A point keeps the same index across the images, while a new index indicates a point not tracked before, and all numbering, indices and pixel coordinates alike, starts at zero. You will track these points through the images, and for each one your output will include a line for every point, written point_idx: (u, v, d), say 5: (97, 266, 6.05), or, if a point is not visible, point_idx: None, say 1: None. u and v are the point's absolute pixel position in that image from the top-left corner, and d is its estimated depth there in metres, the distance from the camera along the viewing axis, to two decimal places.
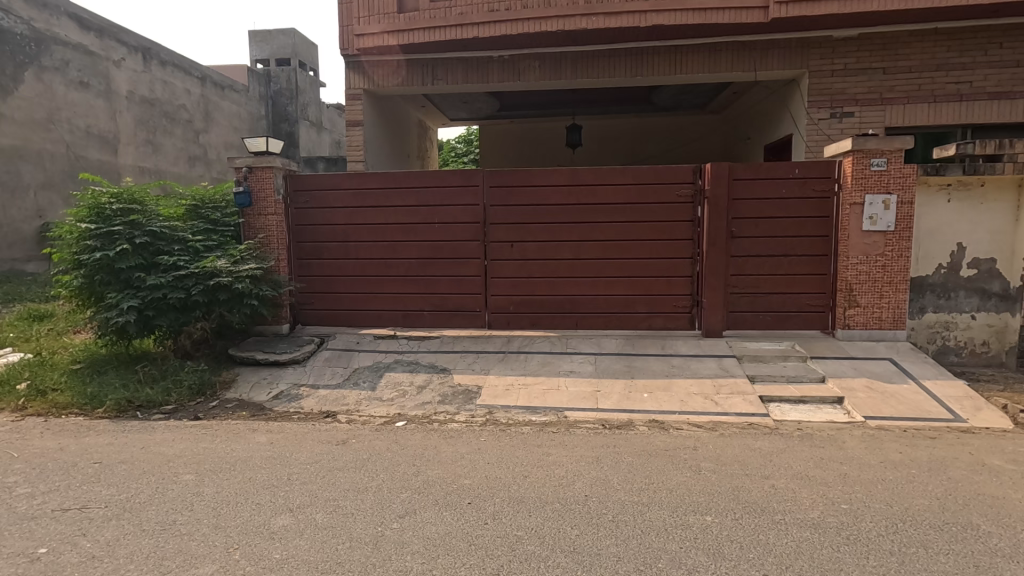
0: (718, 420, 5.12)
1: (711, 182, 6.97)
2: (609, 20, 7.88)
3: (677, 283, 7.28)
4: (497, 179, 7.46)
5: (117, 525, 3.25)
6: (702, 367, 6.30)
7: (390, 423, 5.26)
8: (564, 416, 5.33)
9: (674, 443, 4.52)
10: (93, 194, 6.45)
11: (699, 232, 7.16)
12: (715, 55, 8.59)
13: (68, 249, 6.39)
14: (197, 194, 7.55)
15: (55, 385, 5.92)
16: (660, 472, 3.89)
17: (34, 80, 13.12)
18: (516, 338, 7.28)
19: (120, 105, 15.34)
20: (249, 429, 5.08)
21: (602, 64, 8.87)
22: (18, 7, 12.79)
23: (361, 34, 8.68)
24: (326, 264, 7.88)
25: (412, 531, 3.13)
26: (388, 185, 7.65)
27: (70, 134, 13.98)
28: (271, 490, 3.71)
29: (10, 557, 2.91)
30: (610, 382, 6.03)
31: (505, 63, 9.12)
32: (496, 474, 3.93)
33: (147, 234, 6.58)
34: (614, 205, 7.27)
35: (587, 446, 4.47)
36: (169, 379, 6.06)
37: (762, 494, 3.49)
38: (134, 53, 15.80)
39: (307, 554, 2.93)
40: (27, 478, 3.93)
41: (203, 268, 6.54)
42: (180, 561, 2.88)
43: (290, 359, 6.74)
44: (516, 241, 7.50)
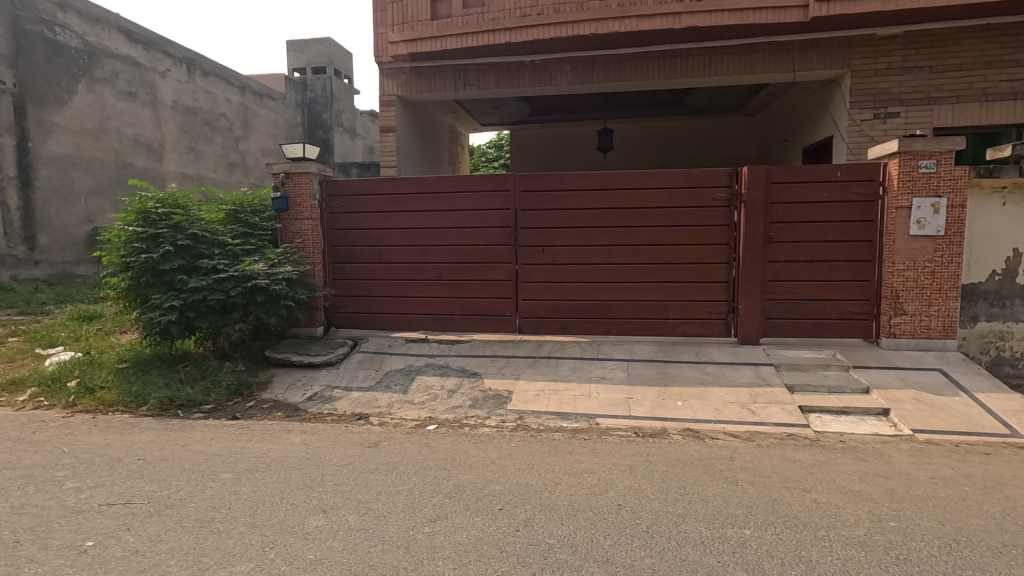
0: (755, 430, 4.97)
1: (747, 185, 6.81)
2: (642, 22, 7.80)
3: (711, 289, 7.12)
4: (529, 184, 7.45)
5: (159, 521, 3.34)
6: (737, 375, 6.14)
7: (421, 427, 5.28)
8: (596, 422, 5.27)
9: (709, 453, 4.41)
10: (140, 200, 6.69)
11: (735, 237, 7.00)
12: (751, 56, 8.41)
13: (116, 252, 6.63)
14: (237, 199, 7.72)
15: (102, 383, 6.15)
16: (695, 483, 3.79)
17: (88, 92, 13.83)
18: (546, 343, 7.24)
19: (165, 114, 15.99)
20: (284, 429, 5.18)
21: (634, 67, 8.79)
22: (73, 23, 13.52)
23: (395, 41, 8.82)
24: (359, 268, 7.99)
25: (443, 537, 3.12)
26: (421, 189, 7.73)
27: (119, 143, 14.63)
28: (305, 491, 3.77)
29: (60, 549, 3.03)
30: (643, 390, 5.93)
31: (536, 67, 9.12)
32: (527, 480, 3.91)
33: (189, 237, 6.80)
34: (646, 210, 7.18)
35: (619, 454, 4.40)
36: (209, 378, 6.24)
37: (803, 509, 3.35)
38: (179, 64, 16.47)
39: (340, 555, 2.95)
40: (76, 472, 4.10)
41: (241, 270, 6.70)
42: (218, 558, 2.94)
43: (324, 360, 6.87)
44: (547, 246, 7.47)
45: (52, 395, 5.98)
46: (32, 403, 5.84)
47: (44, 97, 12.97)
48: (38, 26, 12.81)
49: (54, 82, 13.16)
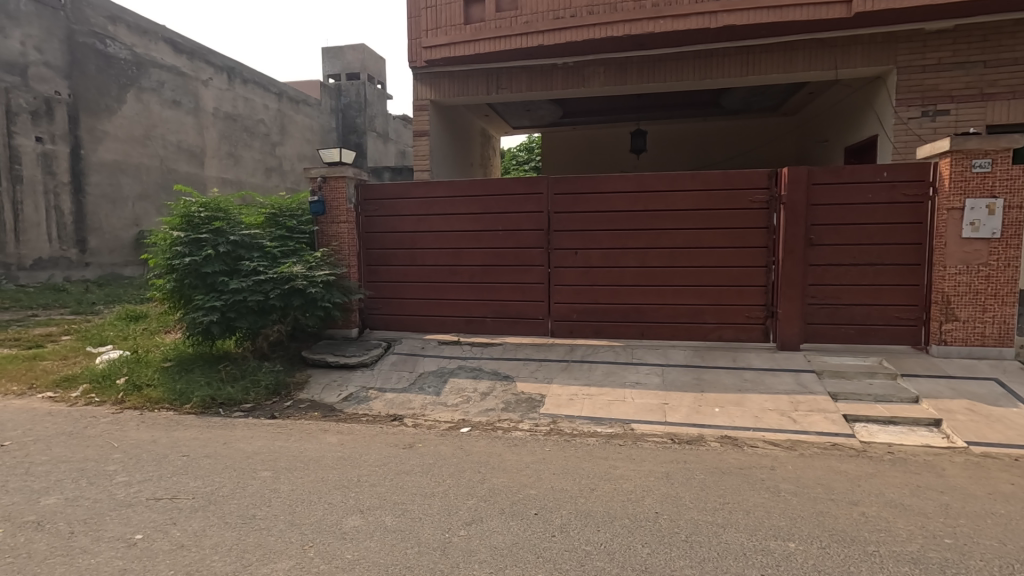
0: (797, 439, 4.82)
1: (788, 186, 6.63)
2: (677, 22, 7.70)
3: (750, 293, 6.95)
4: (562, 186, 7.43)
5: (203, 516, 3.44)
6: (777, 382, 5.96)
7: (454, 429, 5.30)
8: (630, 428, 5.20)
9: (750, 461, 4.29)
10: (184, 204, 6.93)
11: (774, 240, 6.82)
12: (791, 54, 8.20)
13: (161, 255, 6.87)
14: (276, 203, 7.87)
15: (149, 380, 6.38)
16: (735, 492, 3.70)
17: (135, 101, 15.50)
18: (579, 347, 7.18)
19: (206, 121, 17.71)
20: (321, 429, 5.27)
21: (668, 68, 8.67)
22: (122, 36, 15.24)
23: (429, 46, 8.93)
24: (393, 271, 8.10)
25: (479, 540, 3.12)
26: (453, 192, 7.79)
27: (163, 150, 16.31)
28: (342, 491, 3.82)
29: (111, 540, 3.15)
30: (678, 396, 5.82)
31: (569, 69, 9.08)
32: (562, 485, 3.87)
33: (230, 241, 6.98)
34: (682, 212, 7.06)
35: (656, 460, 4.33)
36: (248, 378, 6.40)
37: (850, 522, 3.23)
38: (220, 72, 18.15)
39: (377, 556, 2.98)
40: (125, 466, 4.26)
41: (280, 273, 6.87)
42: (260, 555, 3.00)
43: (358, 362, 6.97)
44: (580, 249, 7.43)
45: (102, 392, 6.23)
46: (84, 400, 6.09)
47: (96, 106, 14.67)
48: (90, 39, 14.50)
49: (105, 92, 14.86)
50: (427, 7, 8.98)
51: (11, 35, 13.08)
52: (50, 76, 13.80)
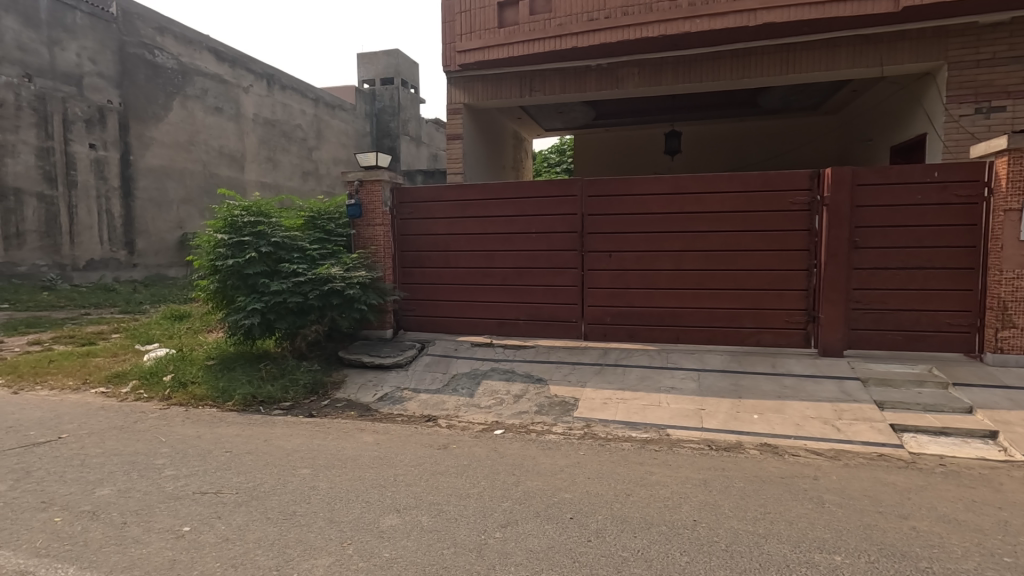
0: (841, 448, 4.67)
1: (831, 188, 6.43)
2: (714, 21, 7.57)
3: (790, 298, 6.77)
4: (596, 188, 7.39)
5: (246, 511, 3.53)
6: (819, 389, 5.78)
7: (488, 431, 5.32)
8: (666, 433, 5.13)
9: (791, 470, 4.18)
10: (228, 208, 7.15)
11: (816, 243, 6.63)
12: (834, 51, 7.95)
13: (206, 256, 7.12)
14: (314, 206, 8.04)
15: (193, 378, 6.61)
16: (776, 502, 3.60)
17: (180, 108, 16.47)
18: (613, 351, 7.11)
19: (246, 127, 18.68)
20: (358, 429, 5.35)
21: (704, 67, 8.53)
22: (169, 46, 16.24)
23: (463, 50, 9.02)
24: (427, 273, 8.19)
25: (515, 543, 3.12)
26: (487, 195, 7.84)
27: (206, 154, 17.32)
28: (378, 490, 3.87)
29: (161, 532, 3.26)
30: (715, 401, 5.71)
31: (603, 71, 9.01)
32: (598, 489, 3.84)
33: (271, 243, 7.15)
34: (720, 214, 6.93)
35: (693, 467, 4.25)
36: (287, 377, 6.57)
37: (901, 537, 3.11)
38: (260, 79, 19.16)
39: (414, 555, 3.00)
40: (173, 460, 4.42)
41: (319, 274, 7.04)
42: (300, 550, 3.07)
43: (393, 362, 7.06)
44: (614, 251, 7.37)
45: (150, 388, 6.49)
46: (134, 395, 6.35)
47: (144, 114, 15.64)
48: (140, 50, 15.52)
49: (153, 100, 15.83)
50: (462, 11, 9.06)
51: (68, 47, 14.04)
52: (103, 85, 14.75)
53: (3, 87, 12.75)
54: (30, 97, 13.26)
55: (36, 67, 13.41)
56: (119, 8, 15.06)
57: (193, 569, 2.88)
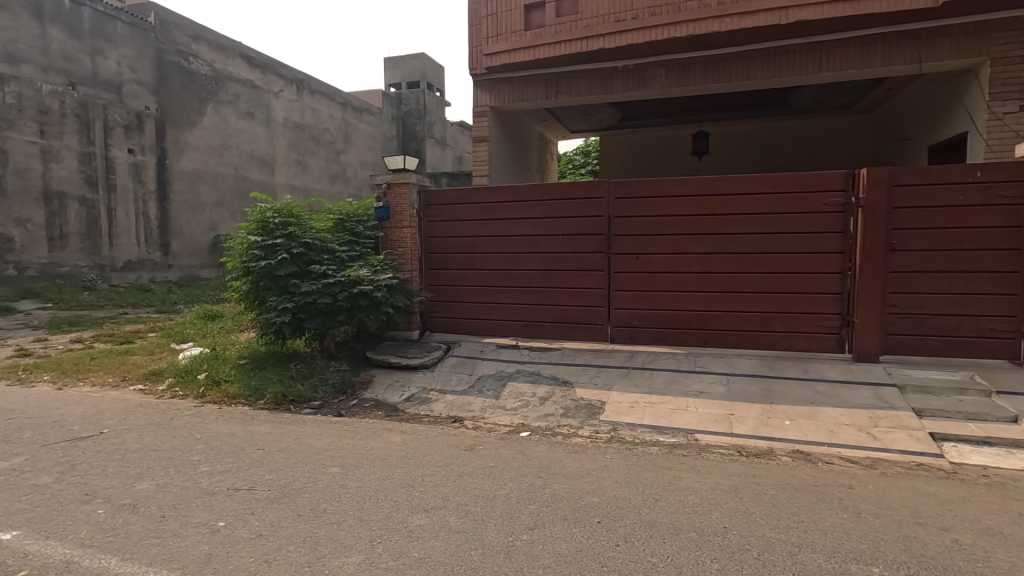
0: (877, 457, 4.54)
1: (867, 189, 6.26)
2: (744, 19, 7.45)
3: (823, 301, 6.62)
4: (623, 190, 7.34)
5: (278, 508, 3.61)
6: (854, 396, 5.63)
7: (514, 433, 5.32)
8: (694, 438, 5.06)
9: (825, 478, 4.08)
10: (260, 210, 7.30)
11: (851, 245, 6.47)
12: (869, 48, 7.76)
13: (239, 258, 7.29)
14: (343, 209, 8.16)
15: (227, 376, 6.77)
16: (810, 510, 3.51)
17: (213, 113, 17.10)
18: (640, 354, 7.04)
19: (277, 131, 19.28)
20: (385, 429, 5.42)
21: (734, 66, 8.40)
22: (204, 53, 16.83)
23: (489, 53, 9.08)
24: (454, 275, 8.25)
25: (543, 545, 3.12)
26: (513, 197, 7.86)
27: (238, 158, 17.97)
28: (407, 490, 3.91)
29: (197, 526, 3.36)
30: (745, 406, 5.61)
31: (630, 72, 8.94)
32: (626, 494, 3.81)
33: (302, 244, 7.29)
34: (750, 215, 6.81)
35: (723, 473, 4.19)
36: (317, 377, 6.69)
37: (942, 550, 3.00)
38: (290, 84, 19.77)
39: (442, 555, 3.02)
40: (208, 456, 4.55)
41: (348, 276, 7.17)
42: (331, 548, 3.12)
43: (420, 363, 7.13)
44: (641, 254, 7.30)
45: (186, 386, 6.68)
46: (170, 393, 6.54)
47: (179, 119, 16.23)
48: (176, 57, 16.09)
49: (188, 106, 16.42)
50: (489, 15, 9.11)
51: (109, 56, 14.59)
52: (141, 92, 15.32)
53: (48, 95, 13.29)
54: (73, 105, 13.79)
55: (79, 75, 13.94)
56: (157, 17, 15.67)
57: (228, 563, 2.95)
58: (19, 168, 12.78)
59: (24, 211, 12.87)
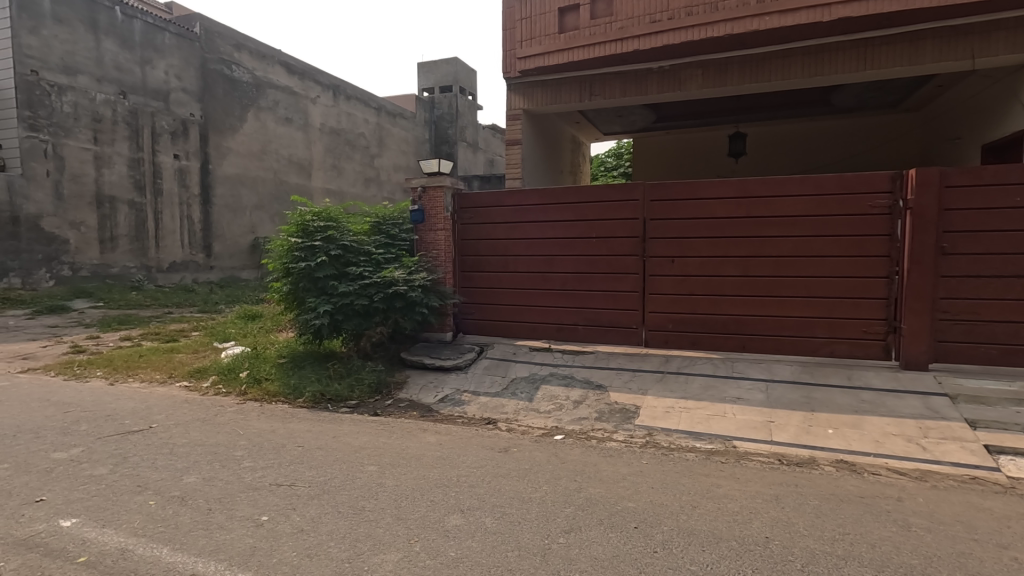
0: (927, 469, 4.37)
1: (916, 190, 6.03)
2: (785, 17, 7.28)
3: (868, 306, 6.41)
4: (659, 192, 7.26)
5: (319, 504, 3.69)
6: (902, 405, 5.43)
7: (548, 436, 5.31)
8: (732, 445, 4.96)
9: (872, 490, 3.94)
10: (300, 213, 7.48)
11: (898, 249, 6.24)
12: (917, 45, 7.51)
13: (280, 260, 7.49)
14: (379, 212, 8.29)
15: (267, 375, 6.96)
16: (856, 523, 3.40)
17: (253, 119, 17.77)
18: (675, 358, 6.94)
19: (314, 136, 19.92)
20: (420, 429, 5.49)
21: (773, 65, 8.21)
22: (246, 61, 17.53)
23: (523, 57, 9.12)
24: (487, 277, 8.29)
25: (579, 549, 3.10)
26: (547, 200, 7.86)
27: (277, 163, 18.66)
28: (443, 490, 3.95)
29: (242, 519, 3.46)
30: (785, 414, 5.46)
31: (665, 73, 8.84)
32: (662, 500, 3.76)
33: (340, 247, 7.45)
34: (791, 217, 6.65)
35: (762, 481, 4.09)
36: (353, 377, 6.82)
37: (1000, 568, 2.86)
38: (326, 90, 20.37)
39: (479, 556, 3.04)
40: (251, 452, 4.69)
41: (384, 278, 7.31)
42: (370, 545, 3.17)
43: (453, 365, 7.19)
44: (676, 257, 7.20)
45: (228, 383, 6.89)
46: (214, 390, 6.77)
47: (222, 125, 16.91)
48: (219, 66, 16.76)
49: (230, 112, 17.11)
50: (523, 18, 9.15)
51: (158, 66, 15.23)
52: (187, 100, 15.97)
53: (101, 103, 13.93)
54: (124, 113, 14.42)
55: (129, 84, 14.56)
56: (202, 27, 16.33)
57: (272, 557, 3.03)
58: (75, 173, 13.41)
59: (79, 215, 13.50)
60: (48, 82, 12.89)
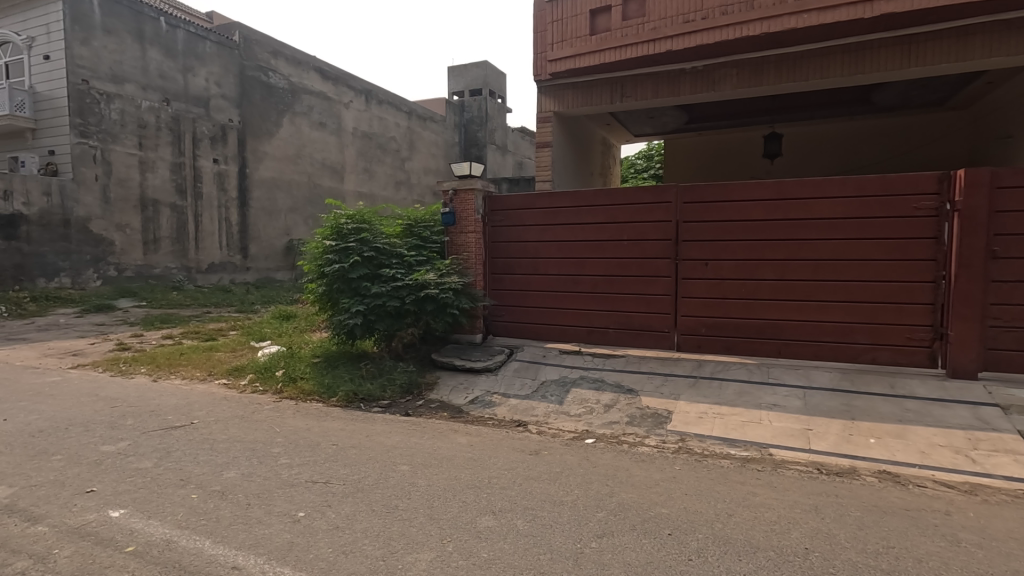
0: (977, 482, 4.19)
1: (965, 191, 5.79)
2: (824, 14, 7.09)
3: (911, 312, 6.19)
4: (692, 194, 7.15)
5: (353, 502, 3.75)
6: (949, 415, 5.22)
7: (579, 439, 5.29)
8: (768, 453, 4.86)
9: (917, 502, 3.80)
10: (335, 217, 7.63)
11: (945, 252, 6.01)
12: (965, 41, 7.23)
13: (315, 261, 7.64)
14: (411, 214, 8.40)
15: (302, 373, 7.12)
16: (901, 536, 3.28)
17: (289, 124, 18.27)
18: (708, 363, 6.83)
19: (347, 140, 20.35)
20: (450, 429, 5.55)
21: (812, 64, 8.01)
22: (282, 68, 18.00)
23: (554, 59, 9.12)
24: (517, 280, 8.30)
25: (612, 554, 3.08)
26: (578, 202, 7.83)
27: (311, 166, 19.12)
28: (474, 491, 3.97)
29: (280, 515, 3.55)
30: (824, 422, 5.32)
31: (699, 73, 8.71)
32: (697, 507, 3.70)
33: (373, 249, 7.57)
34: (830, 220, 6.48)
35: (801, 491, 3.98)
36: (385, 377, 6.92)
37: None
38: (359, 95, 20.80)
39: (511, 558, 3.05)
40: (288, 449, 4.80)
41: (415, 280, 7.39)
42: (404, 543, 3.20)
43: (484, 366, 7.22)
44: (710, 260, 7.08)
45: (265, 381, 7.07)
46: (251, 387, 6.96)
47: (259, 130, 17.43)
48: (256, 72, 17.26)
49: (267, 118, 17.61)
50: (554, 21, 9.17)
51: (199, 73, 15.77)
52: (226, 106, 16.50)
53: (146, 110, 14.48)
54: (167, 119, 14.97)
55: (172, 91, 15.09)
56: (241, 36, 16.86)
57: (308, 552, 3.10)
58: (121, 178, 13.97)
59: (124, 217, 14.06)
60: (98, 90, 13.48)
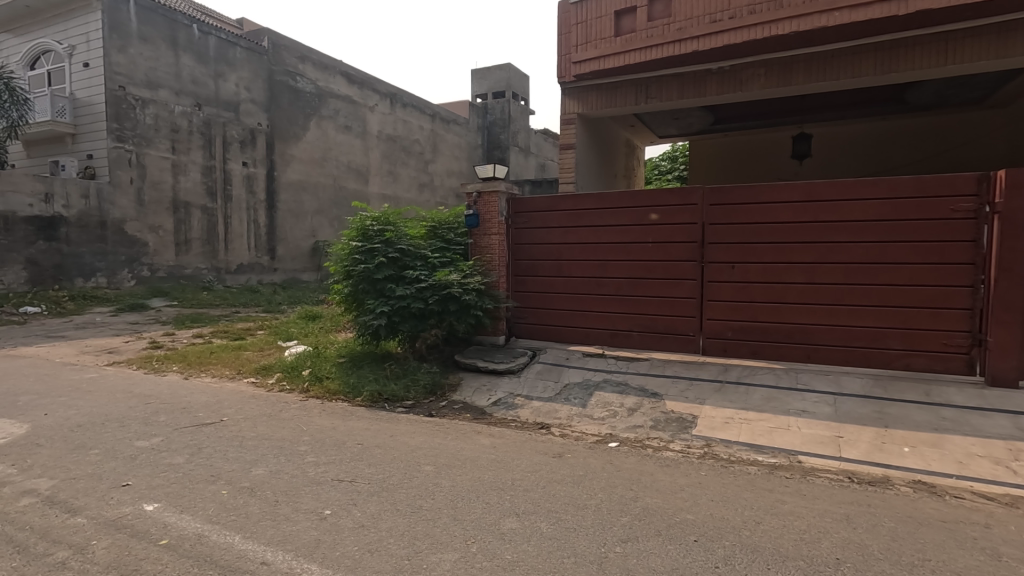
0: (1018, 495, 4.03)
1: (1005, 192, 5.61)
2: (856, 12, 6.93)
3: (947, 317, 6.01)
4: (719, 196, 7.06)
5: (378, 502, 3.78)
6: (988, 425, 5.03)
7: (602, 443, 5.25)
8: (797, 460, 4.76)
9: (955, 514, 3.67)
10: (361, 219, 7.74)
11: (984, 255, 5.82)
12: (1006, 37, 7.00)
13: (340, 262, 7.75)
14: (435, 216, 8.46)
15: (328, 373, 7.22)
16: (938, 549, 3.18)
17: (316, 127, 18.59)
18: (734, 367, 6.72)
19: (371, 143, 20.64)
20: (473, 430, 5.58)
21: (843, 62, 7.83)
22: (309, 72, 18.33)
23: (579, 61, 9.10)
24: (540, 281, 8.29)
25: (637, 560, 3.05)
26: (602, 204, 7.79)
27: (337, 169, 19.44)
28: (497, 492, 3.98)
29: (306, 512, 3.60)
30: (855, 429, 5.18)
31: (726, 74, 8.60)
32: (723, 514, 3.64)
33: (398, 250, 7.65)
34: (862, 222, 6.33)
35: (832, 500, 3.89)
36: (409, 377, 6.98)
37: None
38: (384, 98, 21.07)
39: (535, 560, 3.04)
40: (314, 448, 4.88)
41: (439, 281, 7.45)
42: (428, 543, 3.22)
43: (506, 368, 7.23)
44: (737, 263, 6.97)
45: (292, 380, 7.20)
46: (279, 386, 7.09)
47: (287, 134, 17.77)
48: (284, 77, 17.62)
49: (294, 122, 17.95)
50: (579, 23, 9.15)
51: (230, 79, 16.15)
52: (255, 110, 16.87)
53: (179, 115, 14.89)
54: (199, 123, 15.37)
55: (204, 96, 15.50)
56: (270, 41, 17.22)
57: (334, 550, 3.14)
58: (154, 181, 14.38)
59: (157, 219, 14.47)
60: (134, 96, 13.91)
